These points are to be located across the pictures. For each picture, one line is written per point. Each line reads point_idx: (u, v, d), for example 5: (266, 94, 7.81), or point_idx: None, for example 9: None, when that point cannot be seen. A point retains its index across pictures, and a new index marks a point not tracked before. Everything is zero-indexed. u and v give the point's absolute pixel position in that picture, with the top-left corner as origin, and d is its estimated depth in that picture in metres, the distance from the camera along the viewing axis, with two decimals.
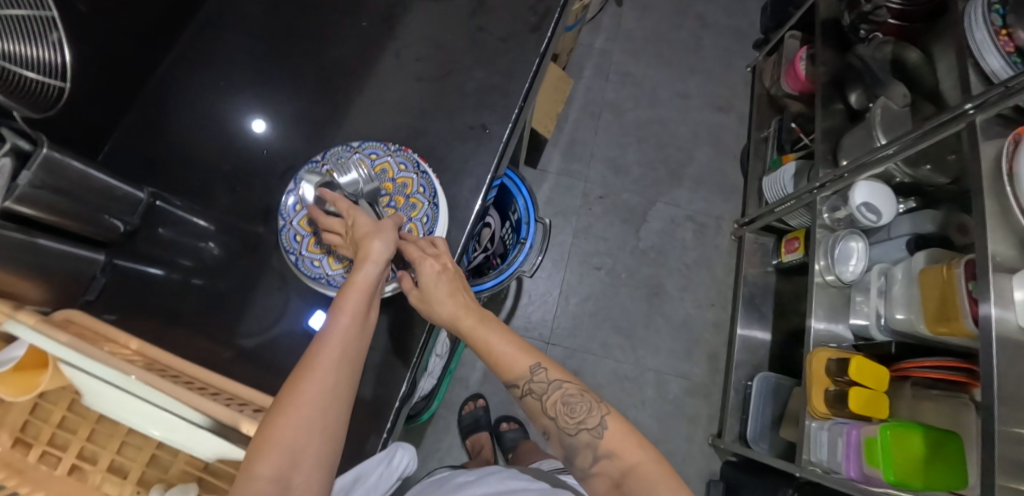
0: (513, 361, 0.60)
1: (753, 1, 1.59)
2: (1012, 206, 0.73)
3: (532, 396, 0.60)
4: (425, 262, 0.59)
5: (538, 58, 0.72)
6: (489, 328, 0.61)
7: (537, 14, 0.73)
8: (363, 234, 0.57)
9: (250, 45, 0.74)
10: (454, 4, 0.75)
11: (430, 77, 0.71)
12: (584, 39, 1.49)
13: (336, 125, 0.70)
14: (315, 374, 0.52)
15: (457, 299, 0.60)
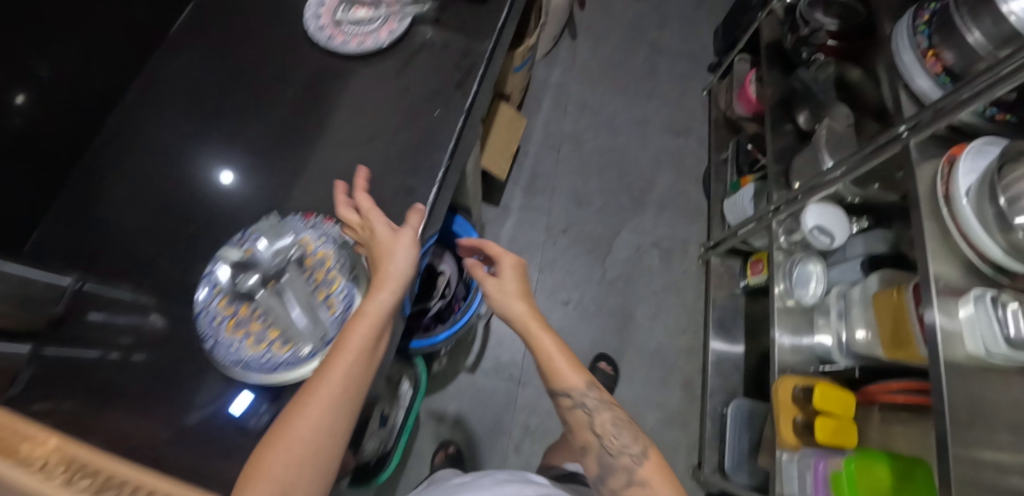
0: (568, 376, 0.64)
1: (704, 24, 1.61)
2: (951, 230, 0.72)
3: (580, 409, 0.65)
4: (505, 256, 0.70)
5: (463, 115, 0.72)
6: (544, 336, 0.64)
7: (461, 71, 0.74)
8: (384, 246, 0.56)
9: (184, 114, 0.73)
10: (379, 67, 0.75)
11: (356, 141, 0.71)
12: (540, 73, 1.50)
13: (260, 195, 0.68)
14: (342, 364, 0.50)
15: (525, 299, 0.67)
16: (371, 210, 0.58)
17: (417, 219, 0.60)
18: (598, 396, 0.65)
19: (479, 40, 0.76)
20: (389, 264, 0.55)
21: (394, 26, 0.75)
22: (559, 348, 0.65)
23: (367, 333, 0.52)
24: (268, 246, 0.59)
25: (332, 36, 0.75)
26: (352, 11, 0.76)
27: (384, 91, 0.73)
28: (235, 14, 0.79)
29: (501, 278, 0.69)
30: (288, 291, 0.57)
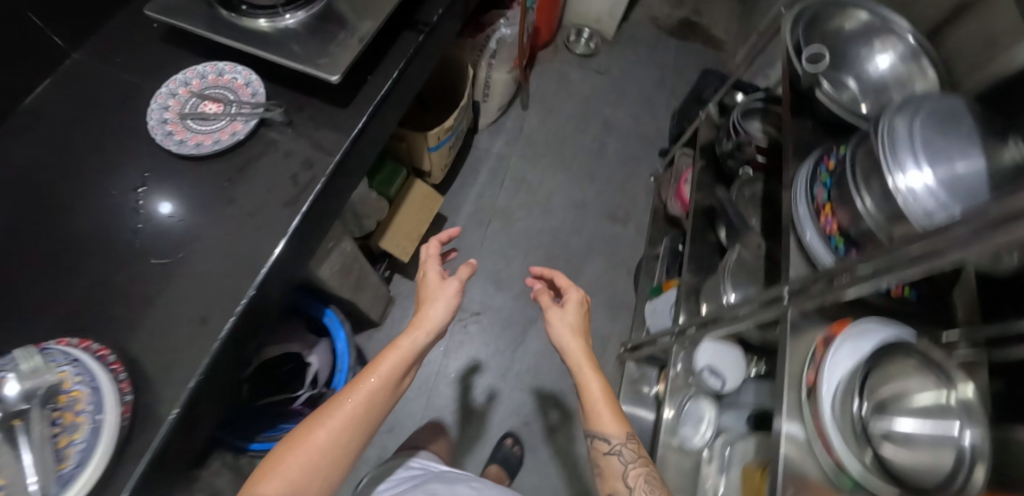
0: (612, 423, 0.73)
1: (662, 106, 1.56)
2: (809, 432, 0.61)
3: (616, 456, 0.72)
4: (573, 292, 0.86)
5: (284, 239, 0.67)
6: (590, 379, 0.75)
7: (297, 186, 0.69)
8: (446, 289, 0.78)
9: (64, 168, 0.69)
10: (213, 171, 0.70)
11: (163, 255, 0.65)
12: (482, 142, 1.46)
13: (45, 305, 0.61)
14: (375, 380, 0.68)
15: (571, 333, 0.81)
16: (432, 257, 0.84)
17: (462, 272, 0.81)
18: (633, 447, 0.73)
19: (326, 151, 0.72)
20: (430, 310, 0.75)
21: (242, 128, 0.71)
22: (602, 388, 0.75)
23: (389, 365, 0.69)
24: (11, 376, 0.52)
25: (172, 132, 0.70)
26: (202, 107, 0.71)
27: (215, 198, 0.68)
28: (91, 93, 0.75)
29: (560, 310, 0.83)
30: (24, 435, 0.50)
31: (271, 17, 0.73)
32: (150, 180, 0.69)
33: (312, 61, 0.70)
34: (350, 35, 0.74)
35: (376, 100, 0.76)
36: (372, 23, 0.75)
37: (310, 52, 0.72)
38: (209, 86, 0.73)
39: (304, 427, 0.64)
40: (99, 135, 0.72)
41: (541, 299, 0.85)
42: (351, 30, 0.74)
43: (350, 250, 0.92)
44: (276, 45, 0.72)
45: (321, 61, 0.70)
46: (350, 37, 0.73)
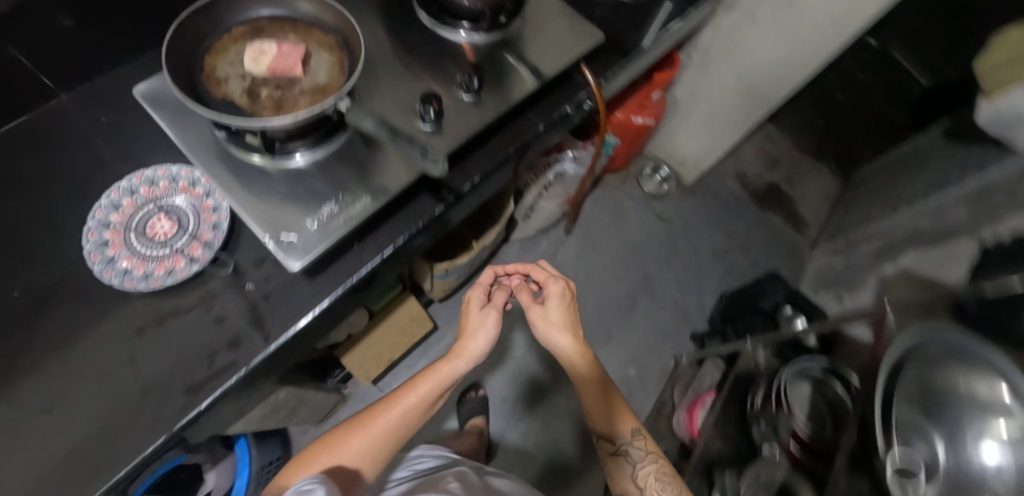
0: (614, 425, 0.77)
1: (713, 284, 1.40)
2: None
3: (621, 455, 0.75)
4: (553, 283, 0.74)
5: (162, 438, 0.53)
6: (593, 394, 0.76)
7: (212, 366, 0.56)
8: (476, 318, 0.73)
9: None
10: (130, 307, 0.57)
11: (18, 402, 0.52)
12: (508, 255, 1.32)
13: None
14: (424, 383, 0.71)
15: (556, 316, 0.73)
16: (479, 284, 0.76)
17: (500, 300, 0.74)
18: (642, 445, 0.75)
19: (264, 334, 0.58)
20: (472, 337, 0.72)
21: (184, 268, 0.58)
22: (610, 397, 0.77)
23: (422, 393, 0.70)
24: None
25: (107, 243, 0.58)
26: (150, 224, 0.59)
27: (113, 346, 0.56)
28: (52, 151, 0.64)
29: (542, 307, 0.73)
30: None
31: (269, 153, 0.58)
32: (55, 293, 0.57)
33: (273, 233, 0.55)
34: (341, 207, 0.57)
35: (349, 282, 0.61)
36: (376, 197, 0.58)
37: (281, 217, 0.56)
38: (173, 198, 0.61)
39: (344, 434, 0.68)
40: (28, 209, 0.60)
41: (520, 292, 0.76)
42: (346, 198, 0.58)
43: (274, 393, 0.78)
44: (248, 196, 0.57)
45: (284, 238, 0.54)
46: (338, 211, 0.57)
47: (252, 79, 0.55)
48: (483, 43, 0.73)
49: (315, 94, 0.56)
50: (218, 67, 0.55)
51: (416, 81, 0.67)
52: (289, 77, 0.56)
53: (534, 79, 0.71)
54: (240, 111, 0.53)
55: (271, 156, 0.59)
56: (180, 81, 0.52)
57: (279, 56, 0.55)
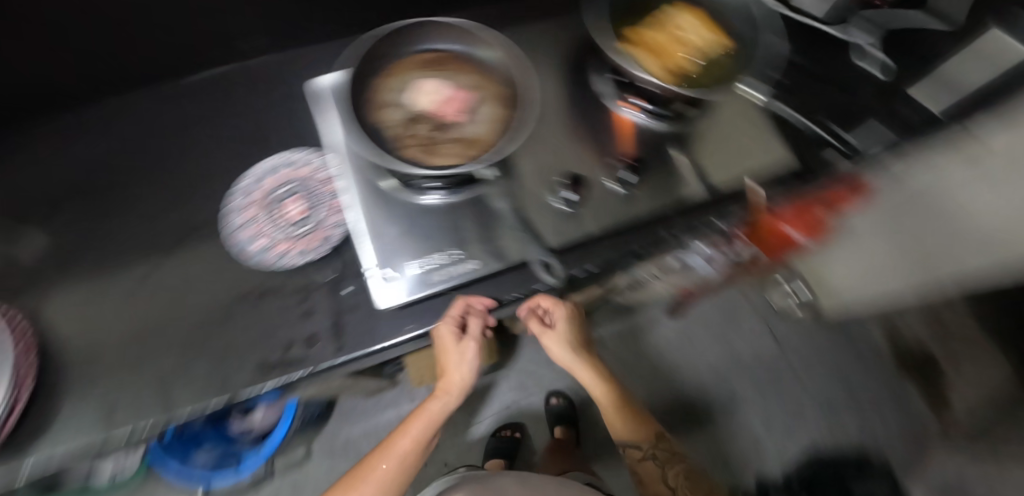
0: (631, 432, 0.78)
1: (806, 436, 1.24)
2: None
3: (649, 461, 0.78)
4: (471, 317, 0.58)
5: (225, 397, 0.58)
6: (609, 400, 0.78)
7: (286, 352, 0.60)
8: (450, 347, 0.60)
9: (178, 163, 0.71)
10: (251, 268, 0.64)
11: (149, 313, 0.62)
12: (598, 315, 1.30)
13: (62, 274, 0.64)
14: (422, 419, 0.69)
15: (561, 333, 0.70)
16: (450, 317, 0.57)
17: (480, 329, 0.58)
18: (660, 450, 0.79)
19: (336, 345, 0.60)
20: (453, 376, 0.66)
21: (295, 255, 0.63)
22: (615, 397, 0.78)
23: (428, 418, 0.70)
24: None
25: (247, 206, 0.66)
26: (285, 205, 0.65)
27: (220, 297, 0.63)
28: (252, 110, 0.74)
29: (554, 330, 0.69)
30: None
31: (408, 186, 0.61)
32: (198, 230, 0.67)
33: (372, 264, 0.58)
34: (448, 261, 0.59)
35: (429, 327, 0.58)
36: (485, 264, 0.60)
37: (397, 250, 0.59)
38: (311, 183, 0.66)
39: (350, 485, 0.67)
40: (206, 152, 0.71)
41: (443, 324, 0.57)
42: (456, 254, 0.60)
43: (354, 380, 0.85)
44: (370, 219, 0.60)
45: (379, 272, 0.58)
46: (448, 264, 0.59)
47: (414, 112, 0.55)
48: (654, 130, 0.71)
49: (462, 147, 0.53)
50: (390, 90, 0.55)
51: (573, 156, 0.68)
52: (447, 121, 0.55)
53: (697, 187, 0.68)
54: (389, 139, 0.53)
55: (408, 189, 0.62)
56: (352, 93, 0.53)
57: (448, 101, 0.56)
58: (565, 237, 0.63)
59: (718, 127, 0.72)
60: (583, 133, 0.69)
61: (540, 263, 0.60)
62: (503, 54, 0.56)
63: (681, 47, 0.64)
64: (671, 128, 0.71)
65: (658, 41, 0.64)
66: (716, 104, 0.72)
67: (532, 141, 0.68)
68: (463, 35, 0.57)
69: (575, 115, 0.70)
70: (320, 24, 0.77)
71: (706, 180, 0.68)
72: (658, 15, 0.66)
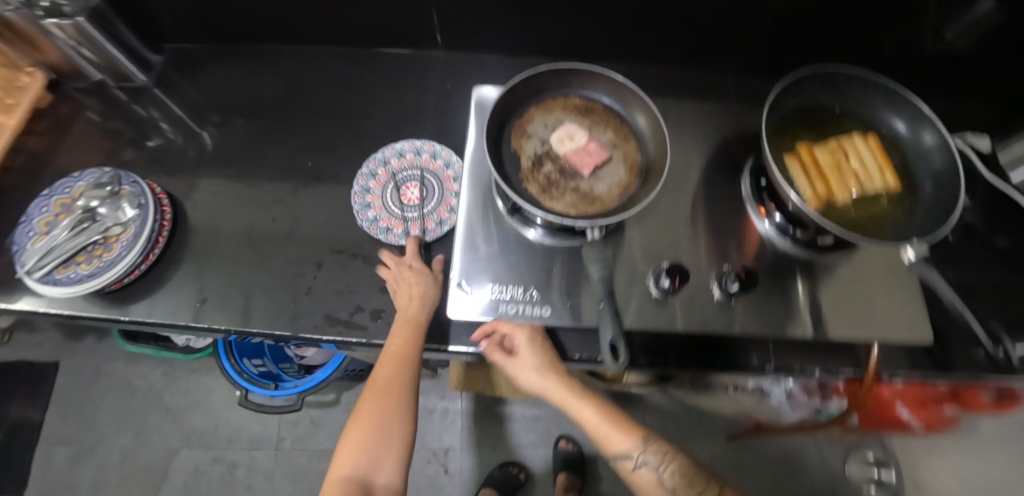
0: (616, 438, 0.57)
1: None
2: None
3: (645, 470, 0.56)
4: (522, 330, 0.58)
5: (289, 333, 0.64)
6: (582, 409, 0.57)
7: (351, 315, 0.64)
8: (404, 292, 0.60)
9: (332, 115, 0.78)
10: (351, 229, 0.69)
11: (261, 235, 0.70)
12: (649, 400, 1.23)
13: (212, 176, 0.75)
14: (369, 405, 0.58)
15: (521, 336, 0.58)
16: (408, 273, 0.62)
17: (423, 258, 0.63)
18: (654, 452, 0.57)
19: None
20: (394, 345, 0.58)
21: (396, 235, 0.67)
22: (587, 404, 0.57)
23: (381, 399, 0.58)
24: (126, 208, 0.67)
25: (374, 177, 0.70)
26: (405, 189, 0.69)
27: (322, 243, 0.69)
28: (408, 89, 0.79)
29: (519, 360, 0.57)
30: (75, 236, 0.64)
31: (521, 220, 0.63)
32: (328, 179, 0.73)
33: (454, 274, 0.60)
34: (525, 302, 0.59)
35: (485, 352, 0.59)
36: (558, 318, 0.59)
37: (485, 272, 0.61)
38: (434, 175, 0.69)
39: None
40: (362, 116, 0.78)
41: (502, 324, 0.58)
42: (533, 296, 0.60)
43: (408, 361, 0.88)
44: (470, 232, 0.62)
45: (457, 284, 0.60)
46: (525, 304, 0.59)
47: (546, 149, 0.56)
48: (782, 248, 0.66)
49: (580, 200, 0.54)
50: (533, 122, 0.57)
51: (689, 246, 0.65)
52: (575, 171, 0.55)
53: (808, 328, 0.62)
54: (517, 170, 0.55)
55: (520, 222, 0.63)
56: (496, 116, 0.56)
57: None
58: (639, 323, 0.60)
59: (856, 276, 0.65)
60: (707, 225, 0.66)
61: (607, 344, 0.55)
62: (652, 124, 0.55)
63: (852, 178, 0.58)
64: (803, 253, 0.66)
65: (825, 162, 0.58)
66: (861, 249, 0.66)
67: (652, 214, 0.66)
68: (618, 89, 0.57)
69: (705, 206, 0.67)
70: (503, 38, 0.79)
71: (820, 326, 0.62)
72: (833, 136, 0.60)
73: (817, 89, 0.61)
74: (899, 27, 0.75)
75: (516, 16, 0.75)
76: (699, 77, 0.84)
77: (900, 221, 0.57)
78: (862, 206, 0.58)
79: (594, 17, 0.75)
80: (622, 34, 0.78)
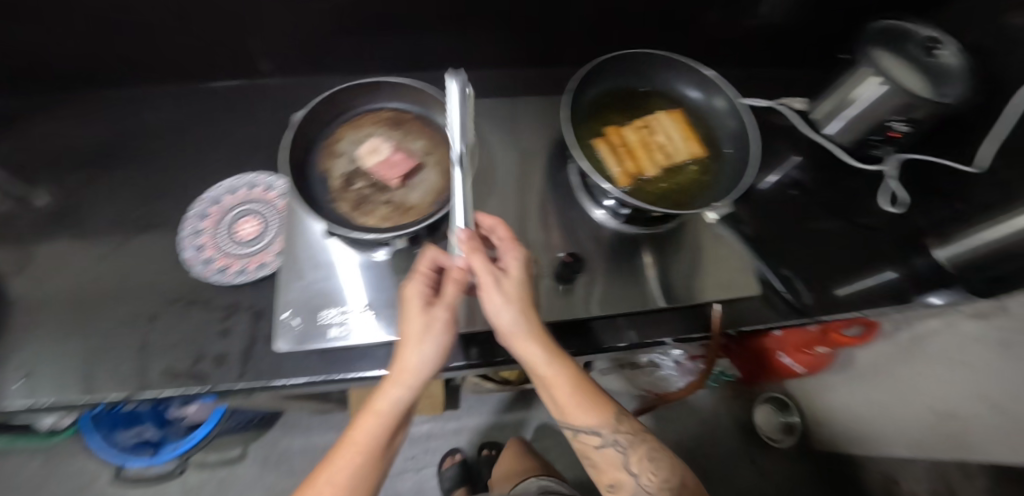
0: (587, 417, 0.56)
1: None
2: None
3: (610, 448, 0.58)
4: (514, 253, 0.55)
5: (124, 395, 0.59)
6: (565, 396, 0.55)
7: (195, 364, 0.61)
8: (413, 331, 0.52)
9: (162, 157, 0.75)
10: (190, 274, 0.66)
11: (89, 294, 0.65)
12: None
13: (28, 237, 0.68)
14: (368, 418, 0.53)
15: (517, 315, 0.52)
16: (419, 282, 0.54)
17: (455, 297, 0.53)
18: (625, 430, 0.58)
19: (241, 369, 0.60)
20: (405, 355, 0.52)
21: (232, 273, 0.65)
22: (580, 387, 0.55)
23: (378, 419, 0.53)
24: None
25: (205, 217, 0.69)
26: (240, 226, 0.68)
27: (159, 294, 0.65)
28: (241, 121, 0.77)
29: (509, 275, 0.53)
30: None
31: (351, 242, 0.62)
32: (162, 226, 0.70)
33: (294, 310, 0.59)
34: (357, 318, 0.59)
35: (332, 376, 0.58)
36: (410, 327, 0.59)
37: (319, 297, 0.60)
38: (268, 206, 0.69)
39: None
40: (194, 155, 0.75)
41: (508, 254, 0.54)
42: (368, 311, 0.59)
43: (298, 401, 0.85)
44: (299, 263, 0.62)
45: (299, 319, 0.58)
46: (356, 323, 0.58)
47: (357, 167, 0.56)
48: (618, 229, 0.70)
49: (392, 211, 0.54)
50: (342, 141, 0.57)
51: (530, 239, 0.67)
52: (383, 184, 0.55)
53: (659, 298, 0.66)
54: (325, 192, 0.55)
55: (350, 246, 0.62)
56: (300, 139, 0.55)
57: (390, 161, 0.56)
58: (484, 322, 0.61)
59: (687, 243, 0.71)
60: (545, 217, 0.68)
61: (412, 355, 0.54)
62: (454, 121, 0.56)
63: (659, 152, 0.60)
64: (637, 232, 0.70)
65: (633, 141, 0.60)
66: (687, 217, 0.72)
67: (489, 211, 0.67)
68: (417, 96, 0.58)
69: (544, 197, 0.70)
70: (334, 60, 0.79)
71: (672, 295, 0.67)
72: (638, 117, 0.63)
73: (616, 75, 0.64)
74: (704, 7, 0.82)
75: (340, 37, 0.75)
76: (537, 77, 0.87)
77: (710, 185, 0.60)
78: (676, 178, 0.60)
79: (419, 30, 0.76)
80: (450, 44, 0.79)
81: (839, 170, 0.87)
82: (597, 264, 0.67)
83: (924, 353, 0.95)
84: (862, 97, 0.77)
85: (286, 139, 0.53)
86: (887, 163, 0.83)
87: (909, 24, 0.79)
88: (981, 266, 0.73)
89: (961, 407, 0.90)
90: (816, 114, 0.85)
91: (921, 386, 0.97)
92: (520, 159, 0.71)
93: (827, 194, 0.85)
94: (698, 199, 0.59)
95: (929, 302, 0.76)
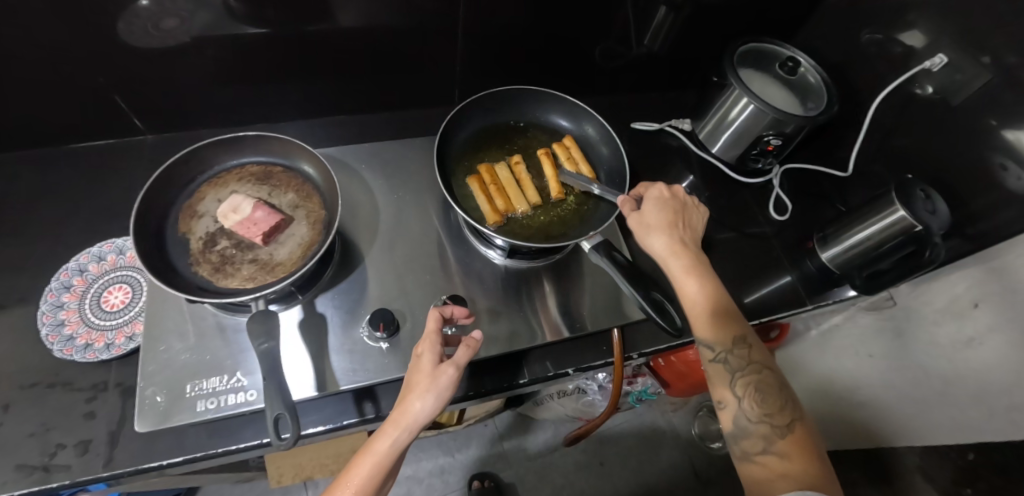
0: (711, 325, 0.53)
1: None
2: None
3: (721, 367, 0.52)
4: (653, 192, 0.61)
5: None
6: (700, 301, 0.55)
7: (47, 458, 0.55)
8: (419, 374, 0.50)
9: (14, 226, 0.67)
10: (47, 358, 0.60)
11: None
12: (502, 422, 1.26)
13: None
14: (387, 428, 0.47)
15: (670, 237, 0.58)
16: (429, 334, 0.53)
17: (465, 355, 0.51)
18: (745, 356, 0.52)
19: (107, 456, 0.56)
20: (419, 381, 0.49)
21: (97, 350, 0.60)
22: (717, 304, 0.54)
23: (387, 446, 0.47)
24: None
25: (68, 288, 0.63)
26: (106, 297, 0.63)
27: (6, 384, 0.58)
28: (113, 183, 0.72)
29: (643, 215, 0.59)
30: None
31: (224, 308, 0.59)
32: (13, 304, 0.63)
33: (157, 385, 0.55)
34: (225, 388, 0.56)
35: (221, 449, 0.57)
36: (298, 392, 0.56)
37: (179, 372, 0.56)
38: (139, 273, 0.64)
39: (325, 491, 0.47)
40: (53, 223, 0.68)
41: (649, 192, 0.61)
42: (240, 380, 0.56)
43: (197, 475, 0.79)
44: (165, 330, 0.58)
45: (163, 395, 0.54)
46: (225, 393, 0.55)
47: (220, 226, 0.57)
48: (513, 267, 0.69)
49: (257, 269, 0.55)
50: (204, 200, 0.58)
51: (417, 283, 0.65)
52: (251, 242, 0.57)
53: (564, 329, 0.66)
54: (186, 254, 0.55)
55: (225, 312, 0.59)
56: (152, 204, 0.56)
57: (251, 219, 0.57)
58: (367, 378, 0.58)
59: (580, 273, 0.70)
60: (435, 257, 0.68)
61: (272, 419, 0.48)
62: (318, 164, 0.61)
63: (530, 189, 0.69)
64: (530, 265, 0.69)
65: (504, 179, 0.69)
66: (578, 247, 0.72)
67: (371, 260, 0.65)
68: (281, 147, 0.62)
69: (432, 237, 0.69)
70: (213, 112, 0.76)
71: (574, 321, 0.67)
72: (512, 155, 0.72)
73: (476, 117, 0.74)
74: (585, 38, 0.84)
75: (215, 88, 0.73)
76: (428, 113, 0.87)
77: (578, 215, 0.69)
78: (555, 210, 0.69)
79: (300, 76, 0.75)
80: (335, 86, 0.78)
81: (726, 188, 0.91)
82: (490, 301, 0.66)
83: (834, 347, 0.97)
84: (734, 116, 0.82)
85: (135, 208, 0.53)
86: (774, 172, 0.90)
87: (769, 44, 0.85)
88: (862, 264, 0.79)
89: (876, 394, 0.87)
90: (701, 134, 0.90)
91: (829, 375, 0.98)
92: (407, 200, 0.71)
93: (717, 210, 0.88)
94: (572, 227, 0.68)
95: (846, 296, 0.81)
